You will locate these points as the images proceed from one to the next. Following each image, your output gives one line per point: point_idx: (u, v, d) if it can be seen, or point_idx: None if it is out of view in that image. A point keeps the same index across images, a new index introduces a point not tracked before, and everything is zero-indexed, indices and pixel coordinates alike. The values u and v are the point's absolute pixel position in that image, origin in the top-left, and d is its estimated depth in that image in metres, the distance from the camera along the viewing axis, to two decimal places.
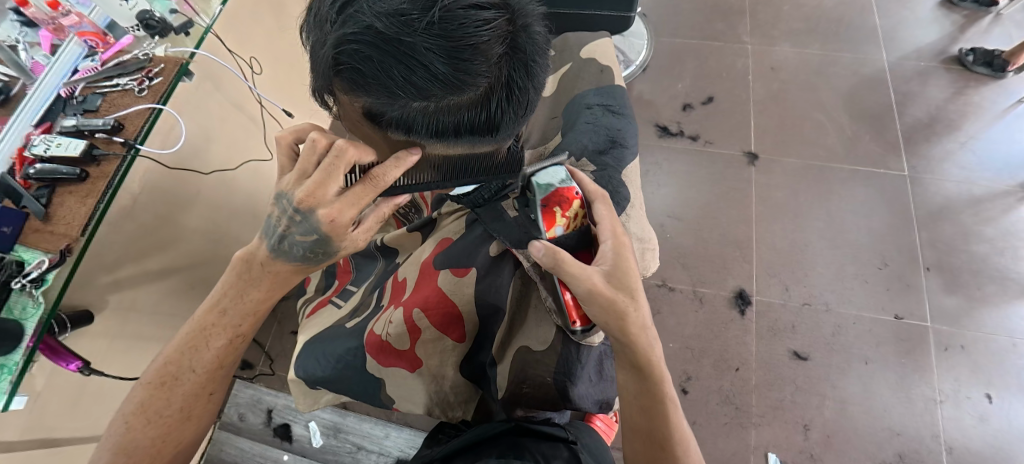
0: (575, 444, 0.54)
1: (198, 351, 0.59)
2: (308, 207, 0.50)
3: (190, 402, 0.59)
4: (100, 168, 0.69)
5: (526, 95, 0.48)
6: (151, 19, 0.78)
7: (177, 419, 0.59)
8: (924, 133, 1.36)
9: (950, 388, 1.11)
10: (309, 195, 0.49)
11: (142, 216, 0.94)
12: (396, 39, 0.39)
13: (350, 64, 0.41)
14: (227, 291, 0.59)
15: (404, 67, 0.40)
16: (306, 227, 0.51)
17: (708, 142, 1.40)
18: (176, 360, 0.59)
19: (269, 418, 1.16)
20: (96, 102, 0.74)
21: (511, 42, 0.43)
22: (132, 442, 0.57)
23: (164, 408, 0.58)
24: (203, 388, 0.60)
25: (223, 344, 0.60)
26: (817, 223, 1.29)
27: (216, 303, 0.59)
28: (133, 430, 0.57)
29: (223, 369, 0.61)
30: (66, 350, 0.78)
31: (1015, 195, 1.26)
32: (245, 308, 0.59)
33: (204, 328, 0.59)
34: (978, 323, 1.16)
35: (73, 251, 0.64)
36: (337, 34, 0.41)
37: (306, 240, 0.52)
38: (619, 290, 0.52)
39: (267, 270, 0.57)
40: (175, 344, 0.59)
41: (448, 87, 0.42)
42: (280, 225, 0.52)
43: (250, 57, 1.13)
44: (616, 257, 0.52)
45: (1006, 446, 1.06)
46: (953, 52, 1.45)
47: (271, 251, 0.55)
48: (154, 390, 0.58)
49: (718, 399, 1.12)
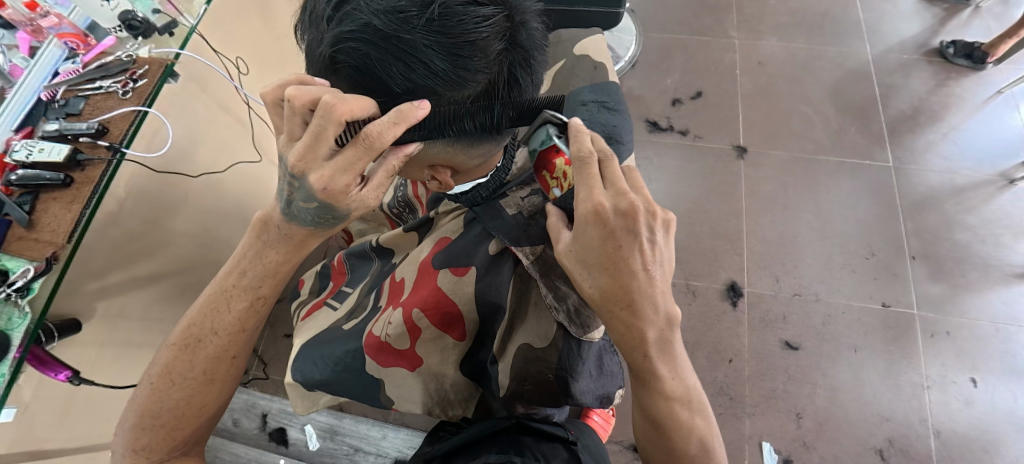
0: (574, 445, 0.54)
1: (219, 313, 0.60)
2: (301, 171, 0.44)
3: (212, 364, 0.61)
4: (85, 173, 0.67)
5: (524, 89, 0.48)
6: (133, 19, 0.76)
7: (201, 382, 0.60)
8: (907, 124, 1.39)
9: (937, 374, 1.14)
10: (301, 158, 0.43)
11: (128, 222, 0.92)
12: (394, 36, 0.39)
13: (348, 62, 0.41)
14: (246, 254, 0.60)
15: (403, 65, 0.40)
16: (305, 195, 0.47)
17: (697, 137, 1.41)
18: (199, 323, 0.60)
19: (264, 422, 1.16)
20: (79, 105, 0.72)
21: (509, 38, 0.43)
22: (157, 403, 0.59)
23: (187, 371, 0.59)
24: (225, 351, 0.61)
25: (244, 306, 0.61)
26: (806, 215, 1.31)
27: (236, 265, 0.60)
28: (158, 392, 0.59)
29: (244, 332, 0.62)
30: (54, 359, 0.77)
31: (996, 184, 1.30)
32: (265, 269, 0.60)
33: (225, 290, 0.60)
34: (962, 309, 1.18)
35: (60, 258, 0.63)
36: (334, 33, 0.40)
37: (310, 207, 0.48)
38: (581, 266, 0.47)
39: (282, 234, 0.56)
40: (198, 308, 0.61)
41: (448, 83, 0.41)
42: (283, 189, 0.48)
43: (237, 57, 1.11)
44: (584, 231, 0.45)
45: (991, 429, 1.09)
46: (934, 44, 1.48)
47: (282, 215, 0.52)
48: (178, 353, 0.60)
49: (713, 390, 1.14)
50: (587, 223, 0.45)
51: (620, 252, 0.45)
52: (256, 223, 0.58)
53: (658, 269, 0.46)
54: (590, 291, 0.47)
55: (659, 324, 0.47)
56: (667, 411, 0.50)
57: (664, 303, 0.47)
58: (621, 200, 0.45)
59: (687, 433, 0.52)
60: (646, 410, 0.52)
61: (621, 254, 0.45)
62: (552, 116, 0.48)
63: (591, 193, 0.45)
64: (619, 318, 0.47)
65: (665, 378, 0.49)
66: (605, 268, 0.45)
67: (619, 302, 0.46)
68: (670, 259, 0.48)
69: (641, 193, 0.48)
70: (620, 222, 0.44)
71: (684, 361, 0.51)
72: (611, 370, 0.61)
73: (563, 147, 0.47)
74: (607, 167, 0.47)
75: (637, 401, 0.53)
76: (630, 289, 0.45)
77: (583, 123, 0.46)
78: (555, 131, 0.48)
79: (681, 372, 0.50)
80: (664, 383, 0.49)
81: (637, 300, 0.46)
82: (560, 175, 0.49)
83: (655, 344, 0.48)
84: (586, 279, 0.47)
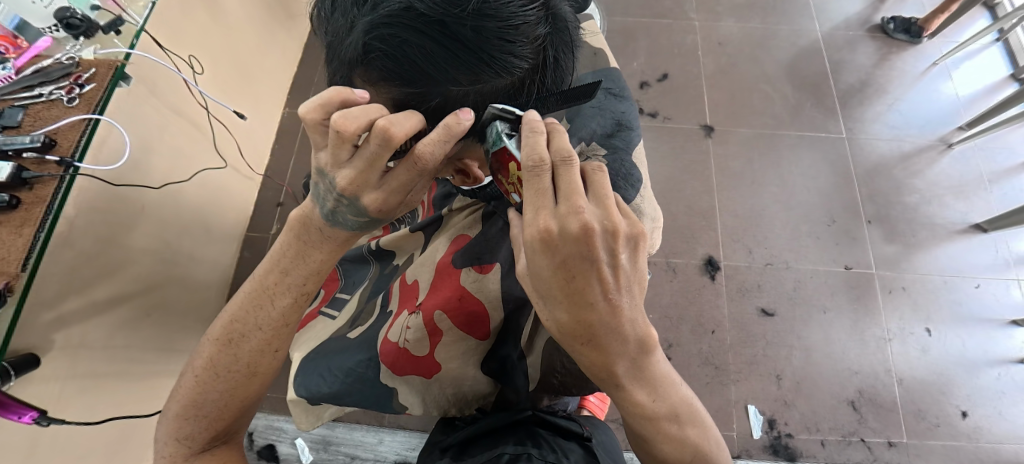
0: (588, 441, 0.54)
1: (263, 309, 0.54)
2: (353, 193, 0.44)
3: (256, 359, 0.55)
4: (34, 192, 0.61)
5: (563, 76, 0.47)
6: (72, 17, 0.69)
7: (244, 375, 0.55)
8: (857, 97, 1.48)
9: (896, 326, 1.24)
10: (353, 182, 0.43)
11: (80, 242, 0.85)
12: (439, 21, 0.37)
13: (383, 50, 0.38)
14: (289, 249, 0.53)
15: (448, 52, 0.38)
16: (355, 211, 0.46)
17: (666, 118, 1.45)
18: (242, 318, 0.55)
19: (250, 442, 1.10)
20: (18, 117, 0.64)
21: (551, 22, 0.41)
22: (202, 394, 0.55)
23: (231, 364, 0.55)
24: (269, 346, 0.56)
25: (287, 304, 0.54)
26: (771, 188, 1.37)
27: (276, 262, 0.53)
28: (202, 384, 0.55)
29: (287, 327, 0.56)
30: (17, 401, 0.69)
31: (937, 149, 1.41)
32: (310, 268, 0.53)
33: (268, 287, 0.54)
34: (915, 266, 1.29)
35: (15, 289, 0.57)
36: (369, 19, 0.37)
37: (359, 219, 0.47)
38: (540, 296, 0.43)
39: (327, 232, 0.50)
40: (239, 301, 0.55)
41: (494, 69, 0.39)
42: (328, 201, 0.47)
43: (189, 56, 1.04)
44: (540, 252, 0.40)
45: (944, 372, 1.20)
46: (876, 21, 1.58)
47: (323, 219, 0.49)
48: (222, 346, 0.55)
49: (699, 361, 1.19)
50: (536, 251, 0.40)
51: (569, 284, 0.40)
52: (296, 220, 0.51)
53: (624, 294, 0.42)
54: (550, 324, 0.44)
55: (629, 353, 0.44)
56: (653, 430, 0.47)
57: (633, 328, 0.43)
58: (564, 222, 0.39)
59: (680, 446, 0.48)
60: (630, 429, 0.49)
61: (577, 280, 0.40)
62: (502, 110, 0.41)
63: (538, 214, 0.40)
64: (585, 352, 0.44)
65: (643, 402, 0.46)
66: (561, 302, 0.41)
67: (580, 338, 0.43)
68: (640, 277, 0.43)
69: (600, 204, 0.41)
70: (571, 248, 0.39)
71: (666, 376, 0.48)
72: None
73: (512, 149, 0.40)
74: (564, 178, 0.40)
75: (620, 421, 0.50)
76: (590, 324, 0.42)
77: (534, 121, 0.39)
78: (504, 127, 0.41)
79: (663, 391, 0.47)
80: (644, 407, 0.46)
81: (601, 332, 0.42)
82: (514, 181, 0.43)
83: (627, 375, 0.45)
84: (546, 312, 0.43)
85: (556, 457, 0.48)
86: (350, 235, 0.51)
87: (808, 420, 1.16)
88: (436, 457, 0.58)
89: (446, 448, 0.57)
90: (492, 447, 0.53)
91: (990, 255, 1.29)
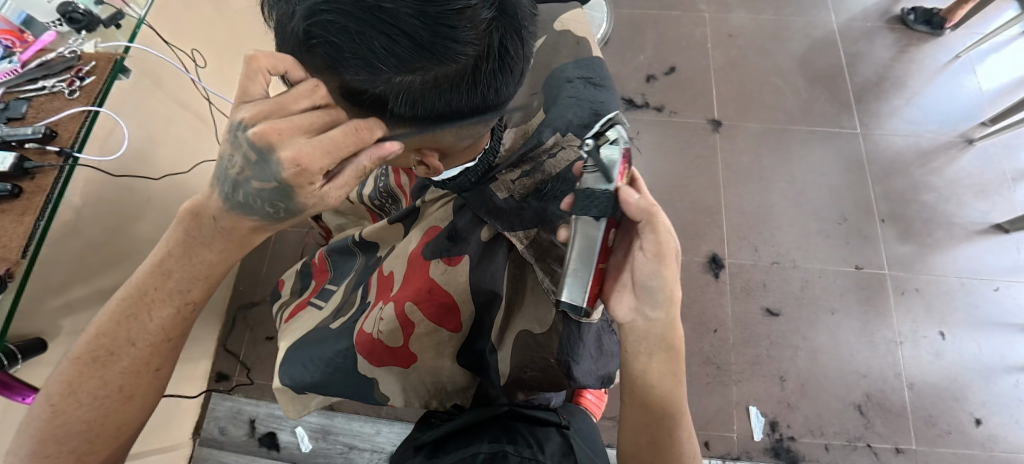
0: (566, 429, 0.56)
1: (138, 322, 0.53)
2: (268, 145, 0.39)
3: (130, 380, 0.53)
4: (35, 182, 0.62)
5: (514, 62, 0.44)
6: (75, 11, 0.71)
7: (116, 399, 0.53)
8: (873, 91, 1.42)
9: (908, 329, 1.19)
10: (272, 130, 0.38)
11: (88, 232, 0.88)
12: (374, 6, 0.35)
13: (324, 37, 0.38)
14: (170, 253, 0.52)
15: (386, 37, 0.37)
16: (264, 172, 0.41)
17: (673, 113, 1.41)
18: (111, 333, 0.52)
19: (253, 428, 1.13)
20: (21, 108, 0.66)
21: (498, 6, 0.39)
22: (61, 427, 0.51)
23: (98, 388, 0.52)
24: (147, 364, 0.54)
25: (169, 314, 0.53)
26: (779, 184, 1.34)
27: (158, 264, 0.52)
28: (59, 415, 0.51)
29: (169, 341, 0.55)
30: (19, 382, 0.70)
31: (958, 146, 1.35)
32: (195, 270, 0.52)
33: (146, 295, 0.52)
34: (930, 267, 1.24)
35: (16, 275, 0.57)
36: (307, 5, 0.37)
37: (266, 188, 0.43)
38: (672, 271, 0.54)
39: (221, 225, 0.49)
40: (108, 314, 0.53)
41: (434, 56, 0.38)
42: (233, 167, 0.43)
43: (191, 50, 1.05)
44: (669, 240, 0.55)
45: (958, 378, 1.15)
46: (896, 12, 1.51)
47: (224, 203, 0.46)
48: (86, 368, 0.52)
49: (700, 360, 1.16)
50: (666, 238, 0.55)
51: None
52: (185, 214, 0.50)
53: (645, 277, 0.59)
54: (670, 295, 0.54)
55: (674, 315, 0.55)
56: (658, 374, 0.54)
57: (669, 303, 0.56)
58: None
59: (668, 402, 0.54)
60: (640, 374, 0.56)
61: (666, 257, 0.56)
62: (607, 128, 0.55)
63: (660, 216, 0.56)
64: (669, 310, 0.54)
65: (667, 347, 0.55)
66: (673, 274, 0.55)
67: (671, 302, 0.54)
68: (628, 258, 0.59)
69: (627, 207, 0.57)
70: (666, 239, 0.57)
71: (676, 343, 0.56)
72: (608, 351, 0.63)
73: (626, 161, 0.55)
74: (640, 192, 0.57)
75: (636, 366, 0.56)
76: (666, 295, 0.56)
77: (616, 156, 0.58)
78: None
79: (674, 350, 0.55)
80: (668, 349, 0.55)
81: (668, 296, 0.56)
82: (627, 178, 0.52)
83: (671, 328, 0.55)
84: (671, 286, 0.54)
85: (532, 452, 0.48)
86: (246, 232, 0.50)
87: (812, 423, 1.12)
88: (412, 456, 0.58)
89: (421, 446, 0.57)
90: (467, 445, 0.52)
91: (1011, 257, 1.23)
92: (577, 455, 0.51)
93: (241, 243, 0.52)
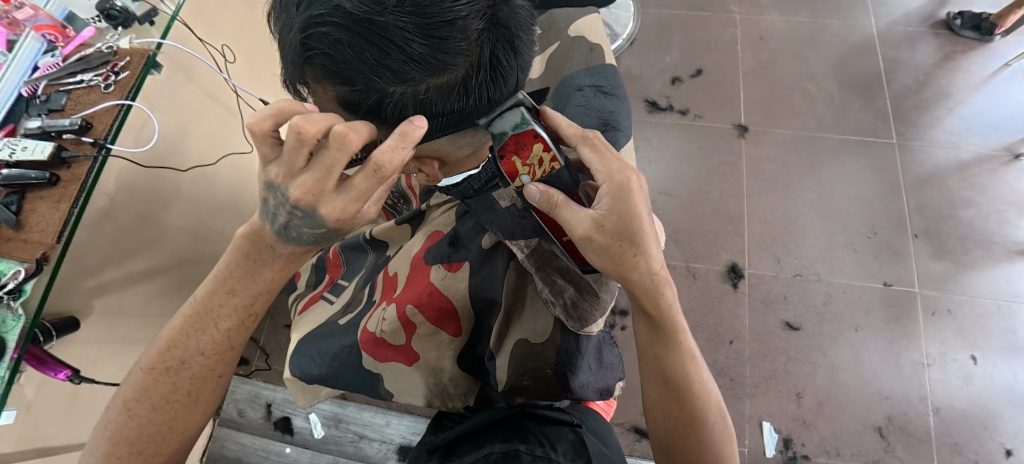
0: (580, 427, 0.53)
1: (204, 333, 0.58)
2: (310, 204, 0.46)
3: (197, 385, 0.59)
4: (71, 171, 0.64)
5: (508, 74, 0.45)
6: (112, 8, 0.73)
7: (185, 403, 0.59)
8: (912, 100, 1.36)
9: (937, 352, 1.14)
10: (308, 192, 0.44)
11: (121, 218, 0.91)
12: (367, 19, 0.37)
13: (320, 49, 0.39)
14: (233, 272, 0.56)
15: (378, 49, 0.38)
16: (311, 223, 0.48)
17: (698, 116, 1.38)
18: (182, 344, 0.57)
19: (269, 413, 1.16)
20: (61, 101, 0.69)
21: (489, 17, 0.40)
22: (137, 429, 0.56)
23: (169, 393, 0.57)
24: (211, 370, 0.59)
25: (232, 326, 0.58)
26: (808, 194, 1.29)
27: (223, 283, 0.57)
28: (135, 418, 0.56)
29: (231, 349, 0.60)
30: (52, 359, 0.75)
31: (1002, 159, 1.27)
32: (257, 288, 0.58)
33: (212, 310, 0.57)
34: (964, 287, 1.18)
35: (51, 259, 0.60)
36: (304, 18, 0.38)
37: (314, 231, 0.49)
38: (622, 237, 0.49)
39: (279, 251, 0.54)
40: (178, 327, 0.58)
41: (425, 66, 0.39)
42: (280, 214, 0.48)
43: (222, 45, 1.08)
44: (617, 199, 0.49)
45: (988, 405, 1.09)
46: (941, 16, 1.44)
47: (275, 235, 0.52)
48: (158, 376, 0.57)
49: (713, 372, 1.14)
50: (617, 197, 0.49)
51: (634, 225, 0.49)
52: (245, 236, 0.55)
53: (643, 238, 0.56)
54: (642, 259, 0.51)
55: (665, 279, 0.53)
56: (663, 341, 0.56)
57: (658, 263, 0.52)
58: (625, 174, 0.49)
59: (679, 364, 0.56)
60: (646, 343, 0.58)
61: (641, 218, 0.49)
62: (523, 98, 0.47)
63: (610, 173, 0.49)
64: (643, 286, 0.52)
65: (671, 314, 0.55)
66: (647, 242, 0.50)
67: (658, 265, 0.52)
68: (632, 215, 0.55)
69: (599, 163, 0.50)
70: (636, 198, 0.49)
71: (672, 309, 0.55)
72: (609, 363, 0.66)
73: (540, 132, 0.47)
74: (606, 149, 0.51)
75: (646, 340, 0.58)
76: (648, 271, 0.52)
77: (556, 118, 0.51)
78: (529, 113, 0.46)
79: (671, 319, 0.55)
80: (670, 319, 0.55)
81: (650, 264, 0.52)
82: (535, 160, 0.50)
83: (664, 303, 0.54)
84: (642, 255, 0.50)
85: (544, 451, 0.46)
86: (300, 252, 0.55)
87: (828, 443, 1.09)
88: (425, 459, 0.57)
89: (435, 449, 0.57)
90: (479, 447, 0.51)
91: None
92: (591, 452, 0.47)
93: (296, 262, 0.58)
